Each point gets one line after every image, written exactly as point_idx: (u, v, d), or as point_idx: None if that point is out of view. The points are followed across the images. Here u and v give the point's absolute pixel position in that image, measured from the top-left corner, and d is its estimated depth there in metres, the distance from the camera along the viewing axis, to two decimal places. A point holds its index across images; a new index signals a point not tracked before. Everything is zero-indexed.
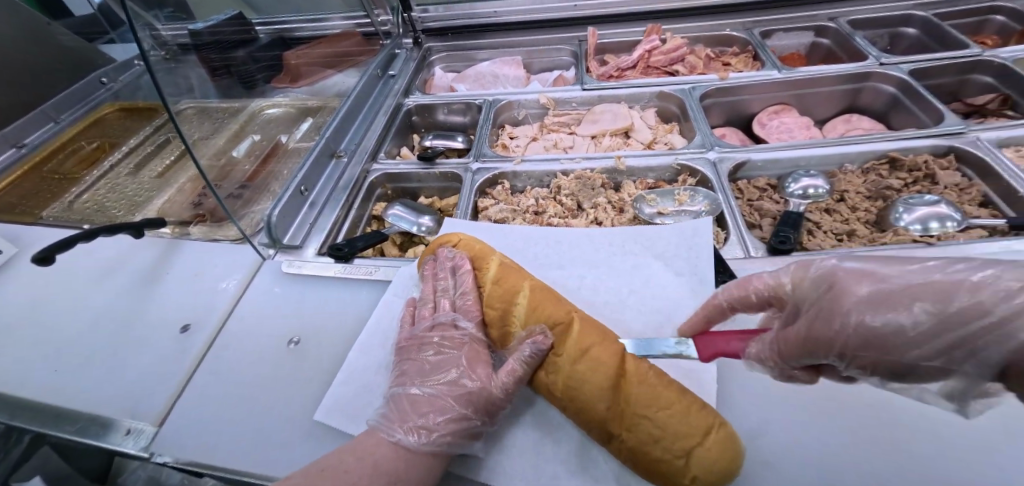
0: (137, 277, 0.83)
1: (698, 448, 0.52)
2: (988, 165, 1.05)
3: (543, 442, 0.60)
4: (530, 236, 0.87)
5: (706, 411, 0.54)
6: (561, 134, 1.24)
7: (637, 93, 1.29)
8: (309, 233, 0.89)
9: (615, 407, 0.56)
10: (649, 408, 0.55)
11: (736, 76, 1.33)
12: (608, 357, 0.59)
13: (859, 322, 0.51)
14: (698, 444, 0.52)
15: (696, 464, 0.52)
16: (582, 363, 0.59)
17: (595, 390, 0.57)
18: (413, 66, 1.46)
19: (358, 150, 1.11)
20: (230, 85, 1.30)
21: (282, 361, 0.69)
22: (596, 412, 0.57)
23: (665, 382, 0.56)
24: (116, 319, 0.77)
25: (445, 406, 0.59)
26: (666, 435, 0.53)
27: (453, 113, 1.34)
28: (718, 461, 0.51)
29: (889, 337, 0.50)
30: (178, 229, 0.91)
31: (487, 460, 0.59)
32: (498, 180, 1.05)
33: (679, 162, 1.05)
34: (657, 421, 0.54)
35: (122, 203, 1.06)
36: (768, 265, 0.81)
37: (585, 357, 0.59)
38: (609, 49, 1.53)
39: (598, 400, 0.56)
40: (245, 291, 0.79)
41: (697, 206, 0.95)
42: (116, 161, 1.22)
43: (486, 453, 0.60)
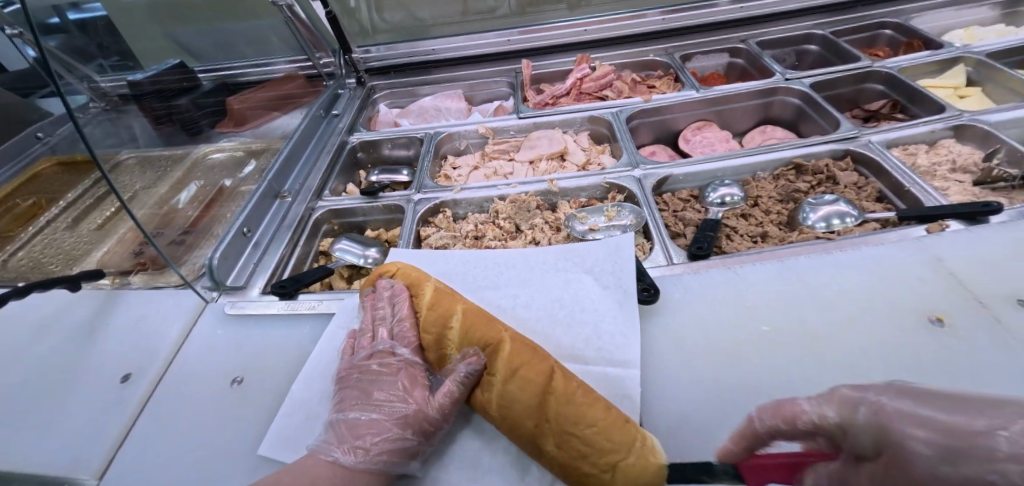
0: (75, 331, 0.83)
1: (623, 462, 0.57)
2: (879, 164, 1.17)
3: (481, 453, 0.64)
4: (469, 261, 0.93)
5: (632, 425, 0.59)
6: (501, 162, 1.31)
7: (569, 118, 1.38)
8: (253, 274, 0.91)
9: (545, 421, 0.61)
10: (577, 426, 0.59)
11: (659, 98, 1.45)
12: (537, 377, 0.63)
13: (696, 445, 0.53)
14: (624, 458, 0.57)
15: (621, 477, 0.57)
16: (514, 382, 0.63)
17: (527, 407, 0.61)
18: (357, 105, 1.52)
19: (302, 189, 1.14)
20: (172, 131, 1.33)
21: (225, 400, 0.70)
22: (525, 429, 0.61)
23: (591, 400, 0.61)
24: (52, 375, 0.76)
25: (385, 427, 0.62)
26: (592, 449, 0.58)
27: (397, 148, 1.39)
28: (643, 473, 0.56)
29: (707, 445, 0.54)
30: (118, 279, 0.91)
31: (428, 475, 0.62)
32: (440, 208, 1.10)
33: (608, 180, 1.13)
34: (585, 438, 0.58)
35: (60, 258, 1.05)
36: (687, 269, 0.89)
37: (516, 377, 0.64)
38: (543, 78, 1.63)
39: (527, 417, 0.61)
40: (188, 335, 0.80)
41: (624, 220, 1.03)
42: (54, 216, 1.21)
43: (427, 468, 0.63)
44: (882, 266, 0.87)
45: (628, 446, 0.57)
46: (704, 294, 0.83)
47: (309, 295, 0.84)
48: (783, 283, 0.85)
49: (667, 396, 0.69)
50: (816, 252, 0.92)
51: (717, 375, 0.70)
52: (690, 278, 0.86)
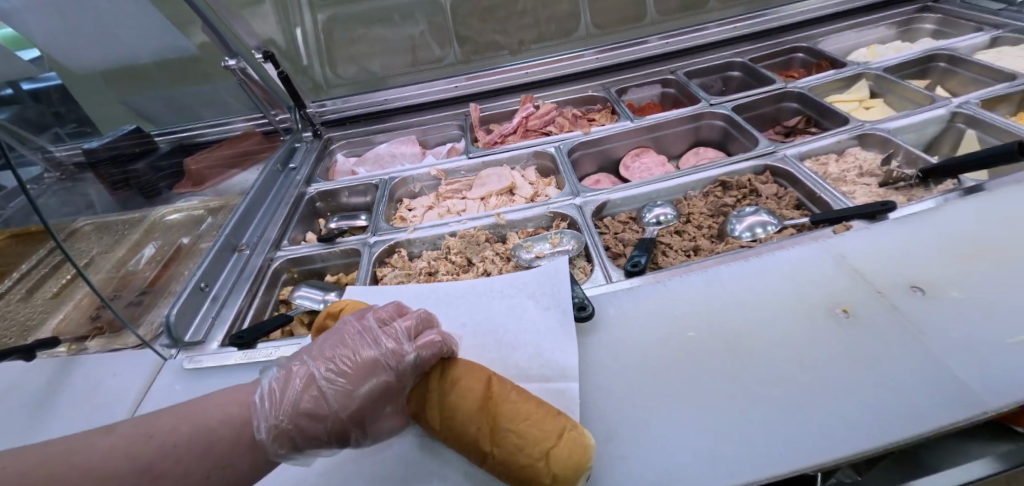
0: (29, 401, 0.83)
1: (554, 449, 0.62)
2: (794, 175, 1.30)
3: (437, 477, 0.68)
4: (422, 294, 0.98)
5: (561, 417, 0.66)
6: (454, 200, 1.38)
7: (516, 155, 1.48)
8: (211, 328, 0.93)
9: (486, 425, 0.66)
10: (515, 422, 0.65)
11: (598, 130, 1.57)
12: (475, 384, 0.70)
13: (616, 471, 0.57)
14: (553, 446, 0.63)
15: (555, 464, 0.61)
16: (454, 392, 0.70)
17: (467, 412, 0.67)
18: (314, 156, 1.59)
19: (261, 241, 1.18)
20: (128, 197, 1.33)
21: None
22: (468, 433, 0.67)
23: (523, 398, 0.68)
24: (4, 448, 0.76)
25: None
26: (528, 443, 0.64)
27: (355, 195, 1.46)
28: (570, 457, 0.61)
29: None
30: (73, 346, 0.92)
31: None
32: (395, 249, 1.16)
33: (551, 210, 1.21)
34: (522, 431, 0.64)
35: (13, 331, 1.05)
36: (624, 287, 0.97)
37: (456, 387, 0.70)
38: (492, 119, 1.74)
39: (471, 414, 0.67)
40: (146, 393, 0.82)
41: (567, 245, 1.11)
42: (6, 289, 1.20)
43: None
44: (796, 267, 0.97)
45: (556, 432, 0.63)
46: (639, 306, 0.90)
47: (267, 344, 0.87)
48: (710, 290, 0.93)
49: (602, 401, 0.75)
50: (737, 260, 1.01)
51: (645, 376, 0.78)
52: (626, 293, 0.94)
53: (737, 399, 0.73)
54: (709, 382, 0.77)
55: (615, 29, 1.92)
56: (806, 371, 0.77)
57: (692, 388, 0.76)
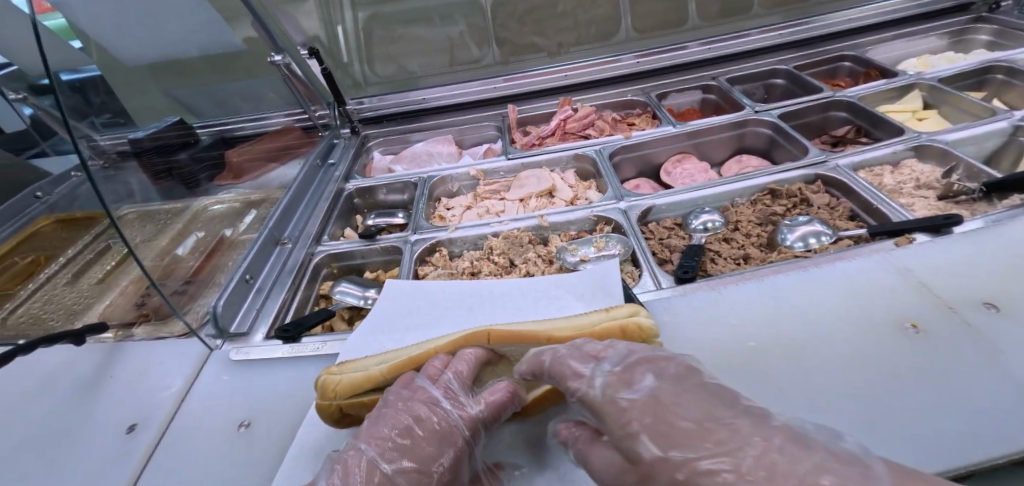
0: (77, 386, 0.83)
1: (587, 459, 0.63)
2: (846, 185, 1.25)
3: None
4: (462, 292, 0.96)
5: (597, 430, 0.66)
6: (492, 201, 1.36)
7: (555, 158, 1.46)
8: (256, 320, 0.93)
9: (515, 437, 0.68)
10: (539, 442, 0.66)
11: (639, 134, 1.54)
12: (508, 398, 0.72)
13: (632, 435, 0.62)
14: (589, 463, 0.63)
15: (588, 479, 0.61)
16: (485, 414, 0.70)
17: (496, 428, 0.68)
18: (353, 153, 1.60)
19: (302, 236, 1.18)
20: (171, 186, 1.31)
21: (233, 445, 0.70)
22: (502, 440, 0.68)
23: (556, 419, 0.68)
24: (53, 431, 0.76)
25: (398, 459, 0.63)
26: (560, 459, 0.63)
27: (392, 193, 1.45)
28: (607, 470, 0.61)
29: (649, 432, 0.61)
30: (120, 331, 0.92)
31: None
32: (436, 247, 1.15)
33: (595, 213, 1.19)
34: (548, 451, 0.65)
35: (60, 314, 1.06)
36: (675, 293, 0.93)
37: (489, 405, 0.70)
38: (529, 120, 1.72)
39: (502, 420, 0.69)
40: (194, 382, 0.81)
41: (613, 249, 1.08)
42: (54, 272, 1.23)
43: None
44: (856, 278, 0.92)
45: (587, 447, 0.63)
46: (694, 316, 0.87)
47: (312, 339, 0.86)
48: (769, 301, 0.89)
49: None
50: (794, 270, 0.96)
51: None
52: (678, 301, 0.91)
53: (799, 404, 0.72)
54: (768, 386, 0.75)
55: (655, 33, 1.89)
56: (879, 390, 0.72)
57: (750, 392, 0.75)
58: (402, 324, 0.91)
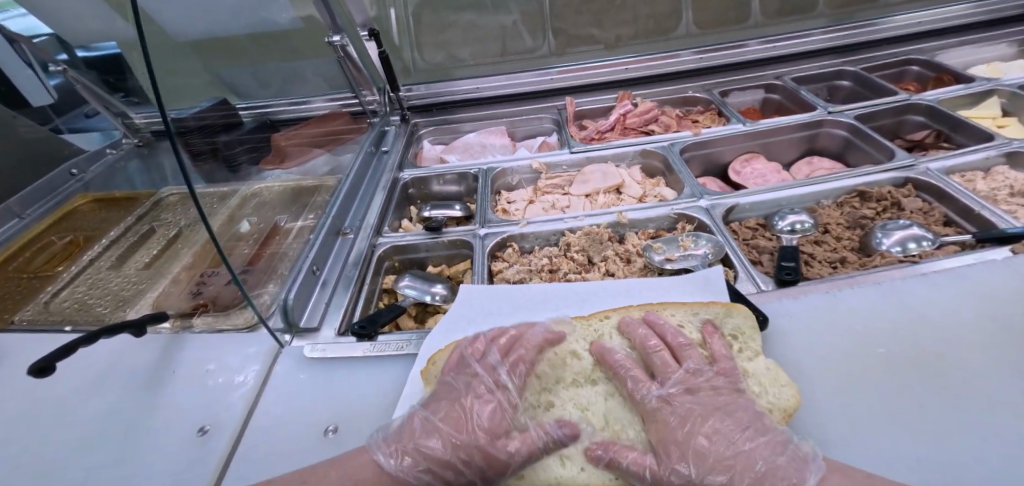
0: (137, 380, 0.76)
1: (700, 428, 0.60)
2: (941, 190, 1.16)
3: None
4: (545, 290, 0.90)
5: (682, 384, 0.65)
6: (556, 195, 1.29)
7: (621, 152, 1.38)
8: (325, 314, 0.86)
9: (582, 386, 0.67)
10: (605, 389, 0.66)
11: (708, 131, 1.46)
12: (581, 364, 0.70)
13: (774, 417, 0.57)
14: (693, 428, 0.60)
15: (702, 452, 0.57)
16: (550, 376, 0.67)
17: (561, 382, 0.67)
18: (404, 142, 1.54)
19: (363, 226, 1.11)
20: (213, 168, 1.14)
21: (318, 454, 0.63)
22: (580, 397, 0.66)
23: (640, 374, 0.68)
24: (116, 428, 0.69)
25: None
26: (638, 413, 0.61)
27: (447, 184, 1.38)
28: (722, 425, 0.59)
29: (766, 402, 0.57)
30: (178, 322, 0.86)
31: None
32: (506, 243, 1.08)
33: (676, 211, 1.11)
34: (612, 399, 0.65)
35: (108, 299, 1.00)
36: (784, 296, 0.85)
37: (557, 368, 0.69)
38: (585, 114, 1.65)
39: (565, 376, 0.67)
40: (266, 380, 0.74)
41: (701, 249, 0.99)
42: (97, 255, 1.17)
43: None
44: (985, 282, 0.83)
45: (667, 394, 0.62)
46: (812, 323, 0.79)
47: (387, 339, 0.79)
48: (892, 305, 0.80)
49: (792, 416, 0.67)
50: (909, 272, 0.87)
51: (827, 382, 0.70)
52: (791, 306, 0.83)
53: (950, 409, 0.65)
54: (909, 391, 0.68)
55: (715, 29, 1.81)
56: None
57: (890, 395, 0.67)
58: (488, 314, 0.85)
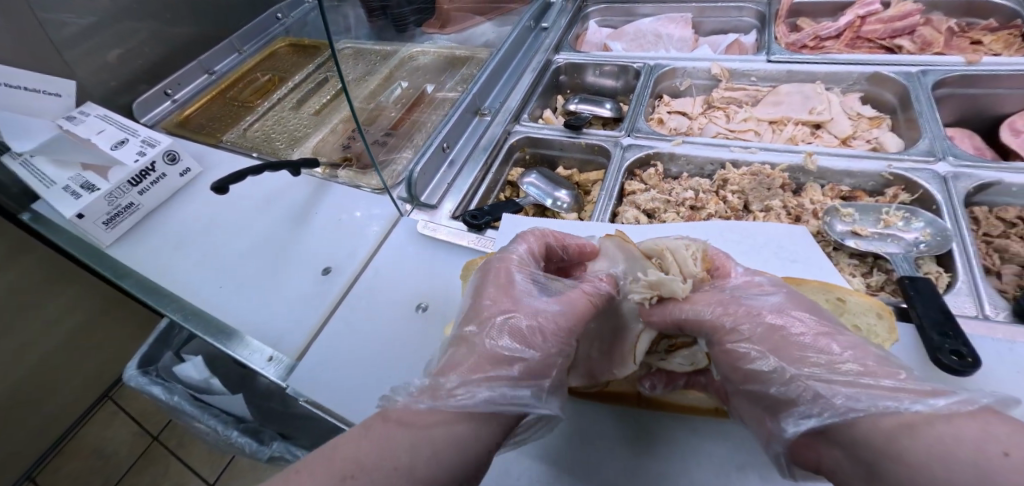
0: (290, 216, 0.95)
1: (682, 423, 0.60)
2: None
3: (634, 472, 0.57)
4: (720, 224, 0.78)
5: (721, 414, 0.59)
6: (729, 112, 1.05)
7: (839, 72, 1.03)
8: (445, 193, 0.90)
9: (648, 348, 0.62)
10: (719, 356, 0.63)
11: (992, 61, 0.96)
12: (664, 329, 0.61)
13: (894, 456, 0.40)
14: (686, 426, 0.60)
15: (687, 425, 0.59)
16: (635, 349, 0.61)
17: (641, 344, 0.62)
18: (568, 19, 1.32)
19: (502, 109, 1.06)
20: (384, 28, 1.27)
21: (411, 324, 0.73)
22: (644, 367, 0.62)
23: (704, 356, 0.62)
24: (270, 251, 0.90)
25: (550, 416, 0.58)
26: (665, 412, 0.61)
27: (603, 76, 1.20)
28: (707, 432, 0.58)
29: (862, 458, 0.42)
30: (329, 170, 1.01)
31: (582, 471, 0.58)
32: (650, 160, 0.94)
33: (893, 171, 0.82)
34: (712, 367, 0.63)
35: (284, 136, 1.17)
36: (1019, 338, 0.59)
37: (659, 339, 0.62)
38: (807, 11, 1.22)
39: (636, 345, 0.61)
40: (383, 242, 0.86)
41: (911, 233, 0.74)
42: (283, 94, 1.33)
43: (584, 462, 0.59)
44: None
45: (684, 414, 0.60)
46: None
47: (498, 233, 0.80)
48: None
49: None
50: None
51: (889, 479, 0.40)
52: None
53: None
54: None
55: None
56: None
57: None
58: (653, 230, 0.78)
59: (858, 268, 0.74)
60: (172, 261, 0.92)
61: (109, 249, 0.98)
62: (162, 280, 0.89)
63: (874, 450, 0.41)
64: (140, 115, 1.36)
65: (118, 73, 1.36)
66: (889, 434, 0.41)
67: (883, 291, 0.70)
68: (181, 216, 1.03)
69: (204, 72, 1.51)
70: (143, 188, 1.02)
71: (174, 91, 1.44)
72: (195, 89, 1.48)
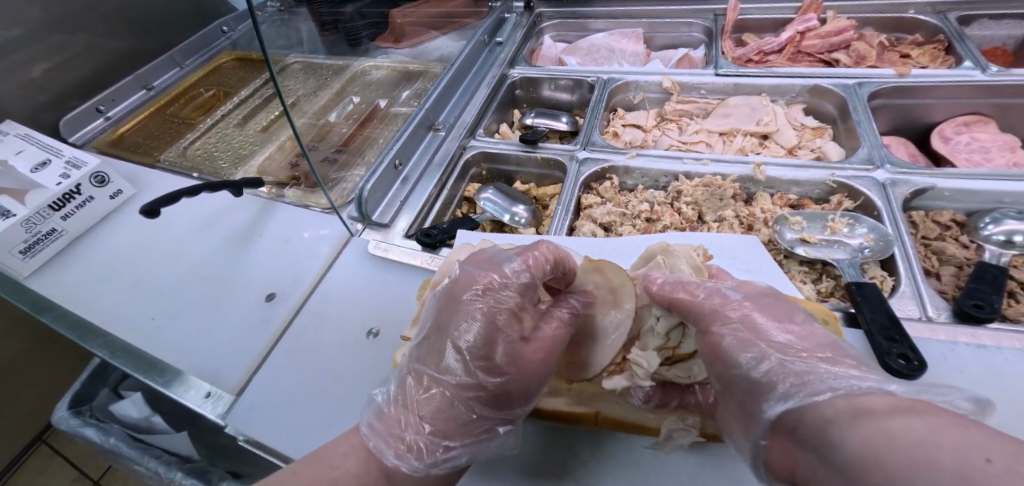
0: (232, 238, 0.90)
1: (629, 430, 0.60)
2: None
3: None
4: (674, 237, 0.77)
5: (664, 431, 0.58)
6: (682, 125, 1.07)
7: (783, 85, 1.07)
8: (399, 211, 0.86)
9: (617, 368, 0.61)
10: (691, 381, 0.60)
11: (920, 73, 1.01)
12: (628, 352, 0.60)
13: (856, 437, 0.38)
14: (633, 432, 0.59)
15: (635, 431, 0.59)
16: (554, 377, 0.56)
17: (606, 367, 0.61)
18: (522, 33, 1.32)
19: (456, 124, 1.04)
20: (336, 41, 1.25)
21: (361, 351, 0.69)
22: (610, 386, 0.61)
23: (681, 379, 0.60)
24: (209, 278, 0.83)
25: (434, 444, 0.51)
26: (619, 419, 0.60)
27: (559, 90, 1.20)
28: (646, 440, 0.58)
29: (823, 442, 0.40)
30: (275, 190, 0.96)
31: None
32: (606, 174, 0.94)
33: (837, 179, 0.84)
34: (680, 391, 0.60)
35: (228, 154, 1.11)
36: (957, 337, 0.62)
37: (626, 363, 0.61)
38: (750, 26, 1.27)
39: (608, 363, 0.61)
40: (333, 264, 0.81)
41: (856, 239, 0.76)
42: (228, 110, 1.26)
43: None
44: None
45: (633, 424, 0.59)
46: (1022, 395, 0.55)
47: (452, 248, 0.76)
48: None
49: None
50: None
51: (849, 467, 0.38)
52: (967, 355, 0.60)
53: None
54: None
55: None
56: None
57: None
58: (604, 247, 0.77)
59: (808, 274, 0.76)
60: (101, 292, 0.84)
61: (26, 281, 0.89)
62: (89, 312, 0.81)
63: (839, 437, 0.39)
64: (67, 133, 1.25)
65: (46, 89, 1.26)
66: (850, 419, 0.40)
67: (833, 296, 0.72)
68: (113, 243, 0.95)
69: (141, 87, 1.41)
70: (66, 213, 0.94)
71: (107, 107, 1.34)
72: (131, 105, 1.38)
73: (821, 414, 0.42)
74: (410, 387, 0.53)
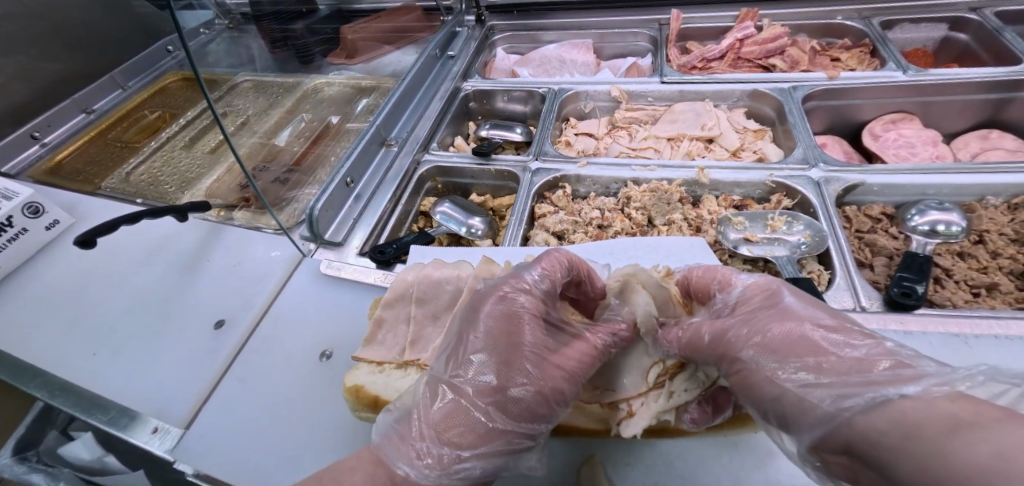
0: (180, 265, 0.87)
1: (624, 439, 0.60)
2: None
3: None
4: (624, 243, 0.79)
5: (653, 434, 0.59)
6: (632, 132, 1.10)
7: (724, 90, 1.12)
8: (352, 229, 0.86)
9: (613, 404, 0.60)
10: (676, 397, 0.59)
11: (849, 76, 1.08)
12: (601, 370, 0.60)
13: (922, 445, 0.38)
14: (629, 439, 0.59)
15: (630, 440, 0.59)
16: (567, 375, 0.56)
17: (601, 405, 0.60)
18: (474, 46, 1.34)
19: (409, 139, 1.04)
20: (286, 58, 1.22)
21: (315, 375, 0.68)
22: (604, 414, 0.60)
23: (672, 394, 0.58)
24: (154, 307, 0.80)
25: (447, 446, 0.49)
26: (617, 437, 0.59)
27: (513, 101, 1.22)
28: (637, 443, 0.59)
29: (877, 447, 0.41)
30: (223, 213, 0.93)
31: None
32: (559, 183, 0.96)
33: (775, 179, 0.89)
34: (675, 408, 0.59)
35: (175, 178, 1.07)
36: (885, 325, 0.65)
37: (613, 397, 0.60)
38: (693, 35, 1.32)
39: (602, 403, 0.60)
40: (285, 286, 0.80)
41: (795, 236, 0.80)
42: (174, 132, 1.22)
43: None
44: None
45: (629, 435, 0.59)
46: None
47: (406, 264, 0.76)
48: None
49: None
50: None
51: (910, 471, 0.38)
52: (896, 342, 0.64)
53: None
54: None
55: None
56: None
57: None
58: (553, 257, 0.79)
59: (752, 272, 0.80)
60: (37, 329, 0.80)
61: None
62: (24, 349, 0.77)
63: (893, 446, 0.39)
64: None
65: None
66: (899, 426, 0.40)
67: None
68: (51, 276, 0.90)
69: (79, 110, 1.35)
70: None
71: (43, 133, 1.27)
72: (69, 130, 1.31)
73: (871, 427, 0.42)
74: (426, 395, 0.52)
